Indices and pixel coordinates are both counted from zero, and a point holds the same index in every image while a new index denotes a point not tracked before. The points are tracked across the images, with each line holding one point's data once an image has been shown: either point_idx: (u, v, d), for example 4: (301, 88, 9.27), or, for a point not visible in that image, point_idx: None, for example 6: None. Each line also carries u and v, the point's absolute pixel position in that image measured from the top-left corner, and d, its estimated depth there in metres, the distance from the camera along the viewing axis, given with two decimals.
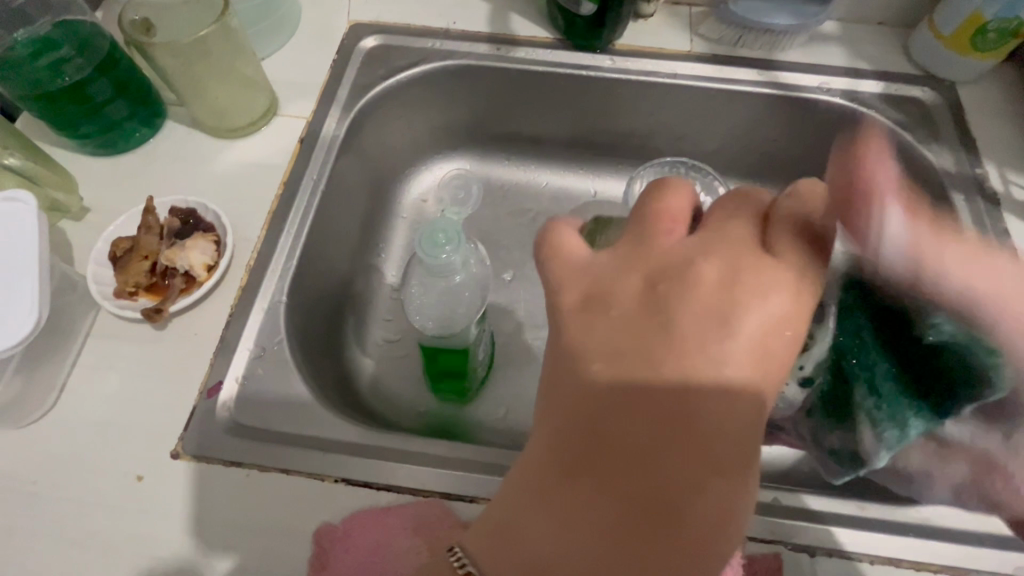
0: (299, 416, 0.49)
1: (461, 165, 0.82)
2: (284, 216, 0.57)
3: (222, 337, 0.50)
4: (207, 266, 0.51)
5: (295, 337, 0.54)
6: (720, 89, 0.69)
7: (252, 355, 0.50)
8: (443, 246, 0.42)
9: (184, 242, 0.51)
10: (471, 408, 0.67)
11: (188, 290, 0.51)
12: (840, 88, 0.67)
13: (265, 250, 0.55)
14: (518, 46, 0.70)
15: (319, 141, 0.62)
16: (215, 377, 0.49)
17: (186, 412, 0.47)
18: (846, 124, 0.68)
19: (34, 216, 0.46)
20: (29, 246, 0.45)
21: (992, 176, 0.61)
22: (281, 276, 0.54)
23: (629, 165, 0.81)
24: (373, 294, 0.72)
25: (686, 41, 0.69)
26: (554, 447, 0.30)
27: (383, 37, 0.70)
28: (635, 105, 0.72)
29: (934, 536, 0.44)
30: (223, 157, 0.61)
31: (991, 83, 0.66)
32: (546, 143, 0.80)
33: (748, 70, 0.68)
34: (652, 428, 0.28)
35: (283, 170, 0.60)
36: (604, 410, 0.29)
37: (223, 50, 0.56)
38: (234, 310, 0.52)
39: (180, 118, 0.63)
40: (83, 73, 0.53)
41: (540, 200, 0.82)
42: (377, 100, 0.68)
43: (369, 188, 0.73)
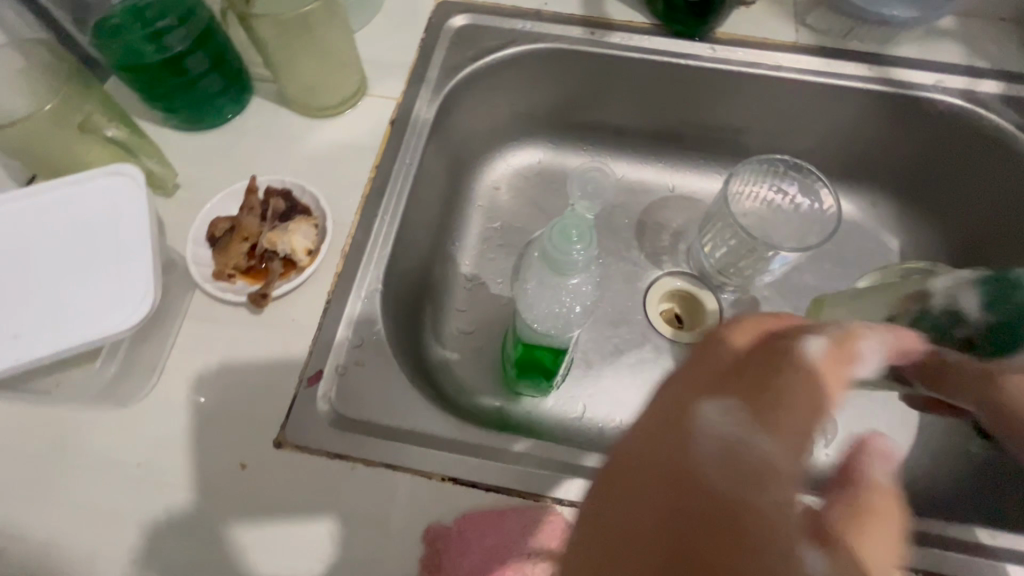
0: (400, 410, 0.47)
1: (535, 153, 0.79)
2: (378, 202, 0.55)
3: (321, 324, 0.49)
4: (307, 250, 0.50)
5: (389, 327, 0.52)
6: (826, 84, 0.65)
7: (351, 345, 0.49)
8: (574, 243, 0.40)
9: (285, 225, 0.50)
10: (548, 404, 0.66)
11: (286, 275, 0.50)
12: (956, 88, 0.63)
13: (360, 236, 0.53)
14: (613, 31, 0.67)
15: (410, 124, 0.60)
16: (315, 365, 0.47)
17: (287, 401, 0.46)
18: (959, 127, 0.64)
19: (142, 193, 0.44)
20: (138, 225, 0.43)
21: None
22: (377, 264, 0.53)
23: (712, 161, 0.78)
24: (448, 283, 0.71)
25: (792, 32, 0.66)
26: (662, 432, 0.29)
27: (472, 16, 0.67)
28: (731, 98, 0.69)
29: None
30: (312, 137, 0.59)
31: None
32: (627, 134, 0.77)
33: (857, 65, 0.64)
34: (785, 403, 0.30)
35: (375, 152, 0.58)
36: (752, 397, 0.30)
37: (324, 28, 0.54)
38: (331, 296, 0.50)
39: (268, 95, 0.61)
40: (185, 44, 0.51)
41: (616, 193, 0.79)
42: (466, 83, 0.65)
43: (448, 174, 0.71)
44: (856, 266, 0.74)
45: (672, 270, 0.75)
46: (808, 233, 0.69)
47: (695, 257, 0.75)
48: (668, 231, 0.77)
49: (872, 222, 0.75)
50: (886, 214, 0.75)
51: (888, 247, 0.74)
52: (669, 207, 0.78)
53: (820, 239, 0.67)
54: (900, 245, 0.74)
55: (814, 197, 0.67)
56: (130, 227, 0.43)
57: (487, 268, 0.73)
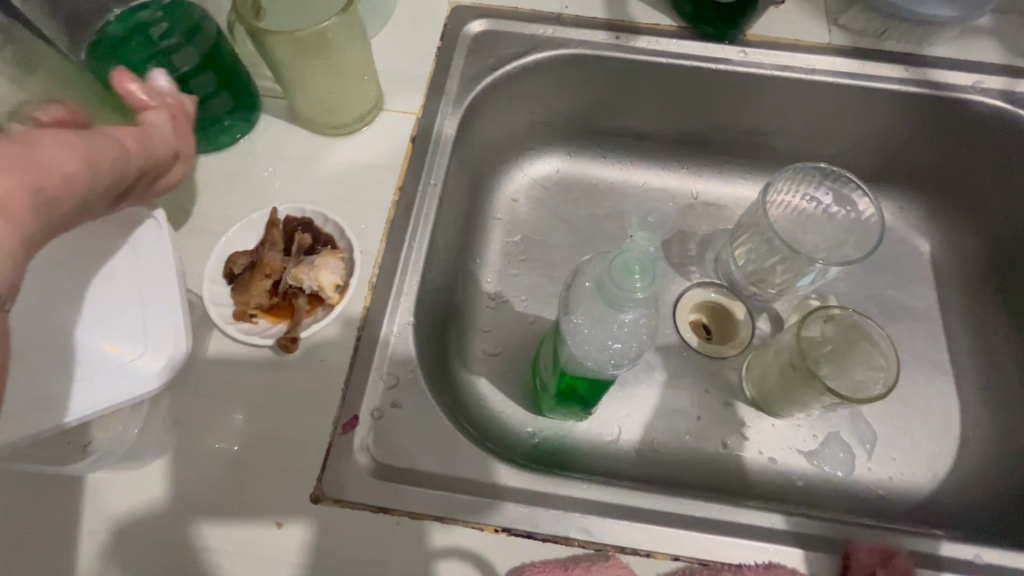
0: (443, 454, 0.44)
1: (554, 162, 0.76)
2: (403, 227, 0.52)
3: (353, 363, 0.46)
4: (336, 285, 0.46)
5: (424, 362, 0.49)
6: (861, 87, 0.63)
7: (386, 386, 0.46)
8: (637, 279, 0.37)
9: (312, 259, 0.46)
10: (582, 427, 0.63)
11: (312, 312, 0.46)
12: (995, 88, 0.61)
13: (388, 265, 0.50)
14: (638, 34, 0.63)
15: (433, 141, 0.56)
16: (349, 411, 0.44)
17: (322, 451, 0.43)
18: (997, 129, 0.62)
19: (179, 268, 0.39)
20: (170, 297, 0.38)
21: None
22: (407, 295, 0.49)
23: (736, 166, 0.75)
24: (471, 303, 0.67)
25: (825, 32, 0.63)
26: None
27: (489, 21, 0.63)
28: (762, 102, 0.66)
29: None
30: (328, 158, 0.55)
31: None
32: (650, 140, 0.74)
33: (892, 66, 0.62)
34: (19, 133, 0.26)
35: (396, 172, 0.55)
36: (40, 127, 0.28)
37: (342, 45, 0.50)
38: (362, 333, 0.47)
39: (278, 112, 0.57)
40: (191, 63, 0.47)
41: (638, 200, 0.76)
42: (486, 93, 0.62)
43: (467, 187, 0.67)
44: (888, 272, 0.72)
45: (700, 281, 0.73)
46: (846, 240, 0.66)
47: (724, 267, 0.72)
48: (693, 240, 0.75)
49: (902, 225, 0.73)
50: (916, 217, 0.73)
51: (920, 252, 0.72)
52: (694, 214, 0.76)
53: (859, 246, 0.65)
54: (932, 249, 0.72)
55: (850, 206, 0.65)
56: (161, 297, 0.38)
57: (510, 284, 0.70)
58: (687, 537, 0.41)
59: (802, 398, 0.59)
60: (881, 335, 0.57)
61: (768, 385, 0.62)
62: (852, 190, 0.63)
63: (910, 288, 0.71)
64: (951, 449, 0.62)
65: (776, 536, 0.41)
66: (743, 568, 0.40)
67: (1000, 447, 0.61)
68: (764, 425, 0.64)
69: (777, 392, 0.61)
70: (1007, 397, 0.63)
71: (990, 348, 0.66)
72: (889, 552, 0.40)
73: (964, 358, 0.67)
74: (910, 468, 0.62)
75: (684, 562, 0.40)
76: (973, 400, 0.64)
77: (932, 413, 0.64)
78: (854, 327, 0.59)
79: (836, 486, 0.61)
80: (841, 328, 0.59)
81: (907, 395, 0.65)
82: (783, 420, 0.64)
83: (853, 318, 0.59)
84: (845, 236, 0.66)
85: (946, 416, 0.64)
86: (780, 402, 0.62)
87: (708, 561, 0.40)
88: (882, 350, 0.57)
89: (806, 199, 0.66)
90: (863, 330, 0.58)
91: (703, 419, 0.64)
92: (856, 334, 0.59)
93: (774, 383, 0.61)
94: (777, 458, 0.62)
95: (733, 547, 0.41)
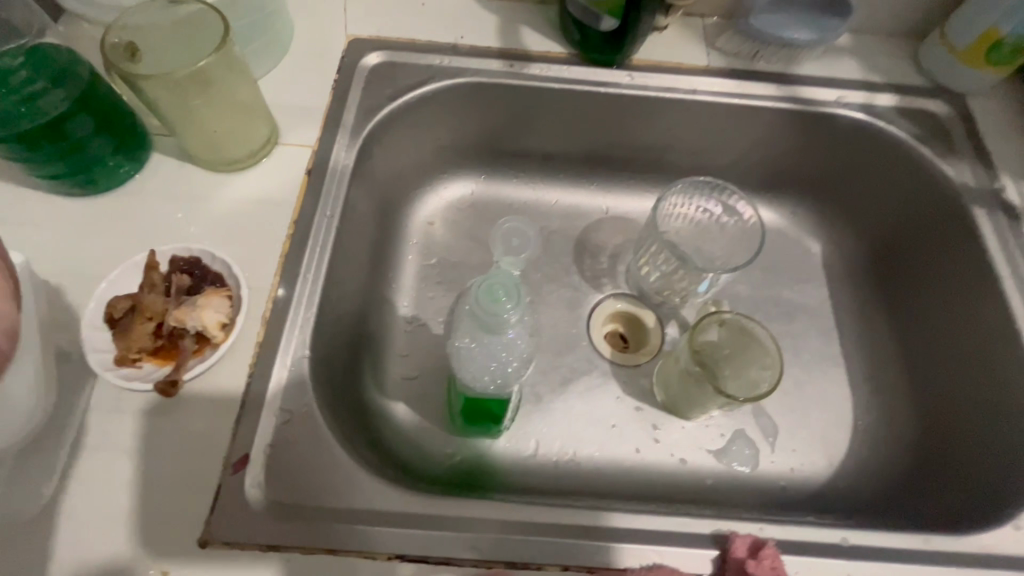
0: (339, 486, 0.44)
1: (467, 185, 0.78)
2: (298, 259, 0.52)
3: (244, 400, 0.45)
4: (222, 324, 0.46)
5: (322, 393, 0.49)
6: (739, 105, 0.67)
7: (279, 421, 0.46)
8: (505, 303, 0.39)
9: (195, 299, 0.46)
10: (500, 444, 0.64)
11: (200, 353, 0.46)
12: (856, 102, 0.67)
13: (282, 299, 0.50)
14: (531, 61, 0.66)
15: (329, 172, 0.57)
16: (240, 448, 0.44)
17: (210, 494, 0.42)
18: (862, 139, 0.68)
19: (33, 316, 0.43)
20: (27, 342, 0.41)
21: (1010, 192, 0.62)
22: (302, 328, 0.50)
23: (641, 181, 0.79)
24: (386, 328, 0.68)
25: (704, 55, 0.68)
26: None
27: (386, 53, 0.65)
28: (653, 121, 0.70)
29: (998, 564, 0.44)
30: (221, 193, 0.55)
31: (997, 96, 0.67)
32: (557, 160, 0.77)
33: (765, 84, 0.67)
34: None
35: (291, 205, 0.55)
36: None
37: (221, 81, 0.51)
38: (254, 369, 0.47)
39: (168, 151, 0.56)
40: (65, 106, 0.47)
41: (551, 217, 0.79)
42: (385, 122, 0.63)
43: (376, 214, 0.67)
44: (785, 274, 0.76)
45: (612, 292, 0.76)
46: (738, 246, 0.70)
47: (634, 278, 0.76)
48: (605, 253, 0.78)
49: (795, 229, 0.78)
50: (807, 221, 0.78)
51: (812, 253, 0.77)
52: (605, 229, 0.79)
53: (749, 250, 0.69)
54: (822, 250, 0.77)
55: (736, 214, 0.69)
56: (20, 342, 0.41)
57: (426, 307, 0.71)
58: (577, 547, 0.42)
59: (702, 398, 0.63)
60: (765, 333, 0.61)
61: (674, 388, 0.66)
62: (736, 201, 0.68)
63: (805, 287, 0.76)
64: (846, 437, 0.66)
65: (661, 537, 0.43)
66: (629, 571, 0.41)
67: (887, 432, 0.66)
68: (674, 427, 0.67)
69: (682, 394, 0.65)
70: (892, 384, 0.68)
71: (875, 339, 0.71)
72: (760, 543, 0.42)
73: (855, 350, 0.71)
74: (809, 458, 0.66)
75: (574, 572, 0.42)
76: (863, 388, 0.69)
77: (828, 404, 0.68)
78: (743, 328, 0.63)
79: (742, 481, 0.64)
80: (733, 331, 0.63)
81: (804, 389, 0.69)
82: (693, 421, 0.67)
83: (743, 320, 0.63)
84: (738, 243, 0.71)
85: (841, 406, 0.68)
86: (686, 404, 0.65)
87: (596, 569, 0.42)
88: (768, 347, 0.61)
89: (699, 210, 0.71)
90: (751, 332, 0.62)
91: (617, 427, 0.67)
92: (744, 334, 0.63)
93: (679, 386, 0.65)
94: (687, 459, 0.65)
95: (621, 552, 0.42)
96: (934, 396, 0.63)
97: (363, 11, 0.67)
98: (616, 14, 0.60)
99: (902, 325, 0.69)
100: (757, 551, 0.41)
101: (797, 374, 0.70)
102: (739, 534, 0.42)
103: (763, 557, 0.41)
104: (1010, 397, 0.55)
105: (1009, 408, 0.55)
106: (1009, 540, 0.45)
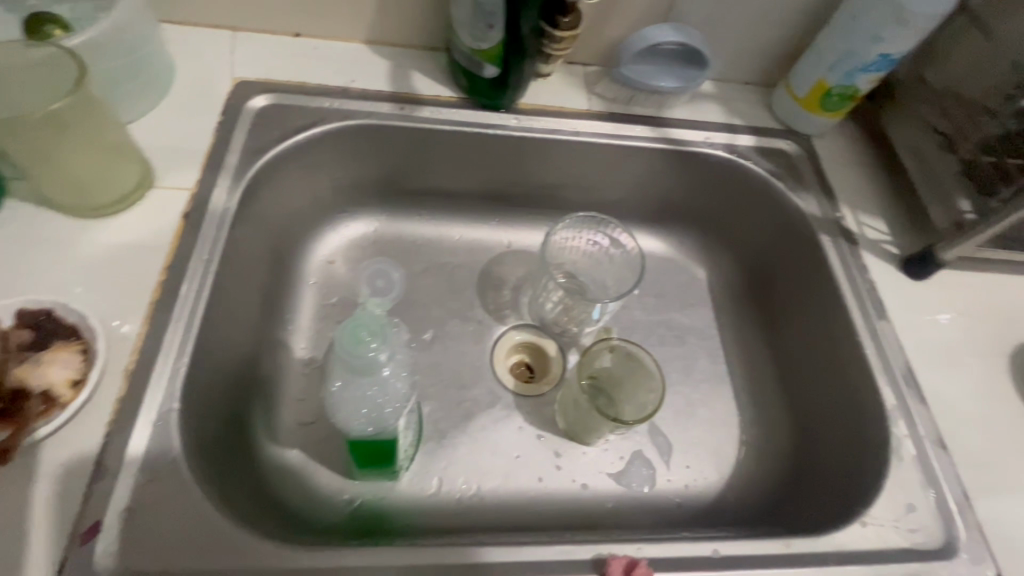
0: (209, 546, 0.42)
1: (368, 222, 0.78)
2: (169, 306, 0.50)
3: (99, 462, 0.42)
4: (72, 381, 0.43)
5: (194, 447, 0.47)
6: (618, 145, 0.73)
7: (141, 480, 0.43)
8: (369, 344, 0.40)
9: (38, 356, 0.43)
10: (402, 486, 0.63)
11: (47, 413, 0.42)
12: (720, 142, 0.74)
13: (148, 349, 0.47)
14: (421, 105, 0.69)
15: (208, 215, 0.56)
16: (92, 514, 0.41)
17: (53, 569, 0.39)
18: (729, 175, 0.75)
19: None
20: None
21: (849, 220, 0.70)
22: (170, 379, 0.47)
23: (540, 215, 0.82)
24: (280, 372, 0.66)
25: (585, 100, 0.73)
26: None
27: (274, 96, 0.65)
28: (543, 160, 0.74)
29: (848, 560, 0.48)
30: (84, 239, 0.52)
31: (836, 137, 0.77)
32: (458, 197, 0.79)
33: (640, 126, 0.73)
34: None
35: (164, 250, 0.53)
36: None
37: (81, 124, 0.48)
38: (112, 427, 0.44)
39: (26, 195, 0.53)
40: None
41: (454, 253, 0.80)
42: (271, 164, 0.63)
43: (267, 256, 0.66)
44: (676, 299, 0.81)
45: (515, 323, 0.77)
46: (626, 275, 0.75)
47: (535, 308, 0.78)
48: (507, 286, 0.80)
49: (683, 257, 0.84)
50: (693, 249, 0.84)
51: (699, 278, 0.83)
52: (507, 262, 0.81)
53: (635, 278, 0.74)
54: (707, 276, 0.83)
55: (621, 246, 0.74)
56: None
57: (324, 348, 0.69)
58: None
59: (597, 425, 0.66)
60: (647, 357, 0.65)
61: (572, 415, 0.68)
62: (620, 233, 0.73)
63: (694, 311, 0.81)
64: (733, 451, 0.71)
65: (544, 567, 0.44)
66: None
67: (769, 443, 0.71)
68: (575, 454, 0.68)
69: (579, 423, 0.67)
70: (771, 398, 0.73)
71: (755, 356, 0.77)
72: (633, 563, 0.44)
73: (739, 367, 0.77)
74: (701, 474, 0.69)
75: None
76: (747, 403, 0.74)
77: (717, 420, 0.73)
78: (630, 354, 0.66)
79: (641, 502, 0.67)
80: (621, 357, 0.67)
81: (695, 407, 0.73)
82: (593, 446, 0.69)
83: (629, 343, 0.67)
84: (626, 272, 0.75)
85: (729, 421, 0.73)
86: (584, 432, 0.68)
87: None
88: (650, 370, 0.65)
89: (589, 243, 0.76)
90: (636, 357, 0.66)
91: (521, 457, 0.67)
92: (630, 359, 0.67)
93: (575, 413, 0.67)
94: (589, 484, 0.67)
95: None
96: (804, 406, 0.69)
97: (251, 54, 0.67)
98: (496, 62, 0.64)
99: (776, 342, 0.75)
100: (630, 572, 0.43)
101: (689, 393, 0.74)
102: (614, 556, 0.44)
103: None
104: (859, 403, 0.61)
105: (858, 413, 0.61)
106: (857, 536, 0.50)
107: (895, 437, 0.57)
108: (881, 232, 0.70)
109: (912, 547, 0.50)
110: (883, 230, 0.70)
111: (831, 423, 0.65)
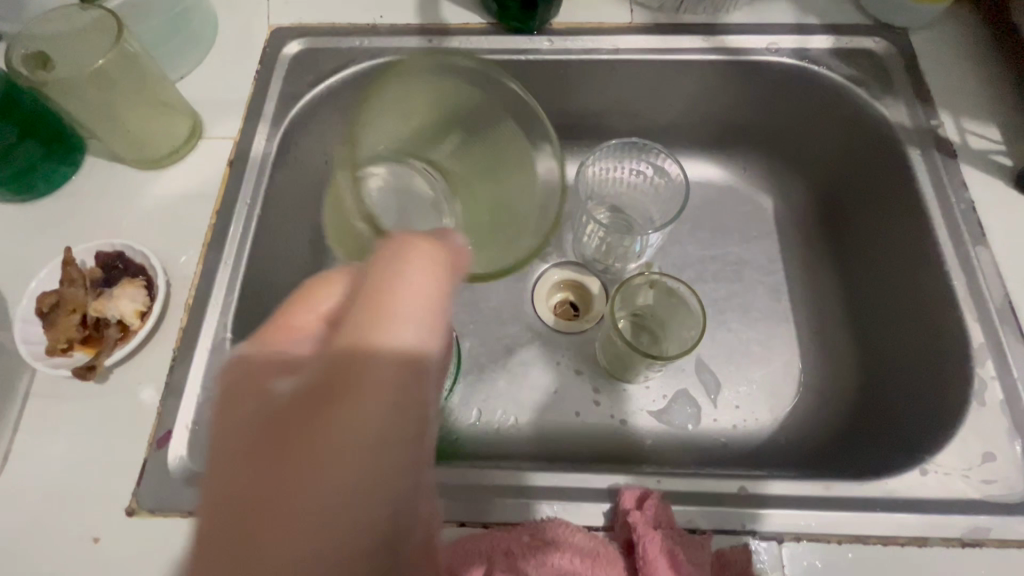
0: None
1: None
2: (220, 246, 0.55)
3: (168, 381, 0.49)
4: (139, 312, 0.50)
5: None
6: (665, 61, 0.66)
7: (201, 398, 0.49)
8: None
9: (112, 291, 0.50)
10: (440, 415, 0.65)
11: (124, 340, 0.49)
12: (788, 47, 0.65)
13: (203, 286, 0.53)
14: (450, 35, 0.66)
15: (250, 162, 0.59)
16: (164, 426, 0.48)
17: (138, 467, 0.46)
18: (798, 84, 0.66)
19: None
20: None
21: (949, 129, 0.59)
22: (222, 313, 0.52)
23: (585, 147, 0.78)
24: None
25: (627, 13, 0.66)
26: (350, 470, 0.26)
27: (307, 40, 0.66)
28: (583, 86, 0.70)
29: (900, 508, 0.44)
30: (148, 190, 0.58)
31: (941, 28, 0.63)
32: None
33: (691, 37, 0.65)
34: (363, 420, 0.26)
35: (214, 197, 0.58)
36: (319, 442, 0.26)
37: (127, 78, 0.53)
38: (177, 352, 0.50)
39: (100, 152, 0.59)
40: None
41: None
42: (307, 109, 0.64)
43: None
44: (735, 231, 0.75)
45: (557, 261, 0.76)
46: (670, 204, 0.70)
47: (578, 245, 0.76)
48: None
49: (745, 185, 0.76)
50: (758, 176, 0.76)
51: (763, 209, 0.75)
52: None
53: (677, 207, 0.69)
54: (774, 205, 0.75)
55: (667, 175, 0.70)
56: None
57: None
58: (475, 503, 0.44)
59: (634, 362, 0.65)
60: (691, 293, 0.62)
61: (608, 351, 0.67)
62: (664, 160, 0.69)
63: (756, 243, 0.74)
64: (791, 392, 0.66)
65: (559, 493, 0.44)
66: (519, 525, 0.42)
67: (833, 384, 0.65)
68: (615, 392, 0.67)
69: (616, 360, 0.67)
70: (840, 336, 0.66)
71: (824, 292, 0.69)
72: (648, 494, 0.43)
73: (804, 304, 0.70)
74: (752, 416, 0.65)
75: (470, 527, 0.43)
76: (811, 342, 0.67)
77: (774, 359, 0.67)
78: (671, 291, 0.63)
79: (683, 440, 0.65)
80: (663, 294, 0.64)
81: (749, 345, 0.68)
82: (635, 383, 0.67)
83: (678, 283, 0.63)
84: (670, 202, 0.70)
85: (788, 361, 0.67)
86: (622, 370, 0.67)
87: (491, 523, 0.43)
88: (693, 306, 0.62)
89: (631, 172, 0.72)
90: (678, 293, 0.63)
91: (559, 392, 0.68)
92: (673, 297, 0.64)
93: (611, 350, 0.66)
94: (628, 420, 0.66)
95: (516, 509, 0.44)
96: (878, 347, 0.62)
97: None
98: None
99: (849, 276, 0.67)
100: (643, 503, 0.42)
101: (743, 331, 0.69)
102: (628, 488, 0.43)
103: (646, 508, 0.41)
104: (942, 341, 0.53)
105: (938, 352, 0.54)
106: (915, 484, 0.45)
107: (980, 379, 0.49)
108: (990, 141, 0.58)
109: (986, 499, 0.44)
110: (993, 138, 0.58)
111: (908, 364, 0.57)
